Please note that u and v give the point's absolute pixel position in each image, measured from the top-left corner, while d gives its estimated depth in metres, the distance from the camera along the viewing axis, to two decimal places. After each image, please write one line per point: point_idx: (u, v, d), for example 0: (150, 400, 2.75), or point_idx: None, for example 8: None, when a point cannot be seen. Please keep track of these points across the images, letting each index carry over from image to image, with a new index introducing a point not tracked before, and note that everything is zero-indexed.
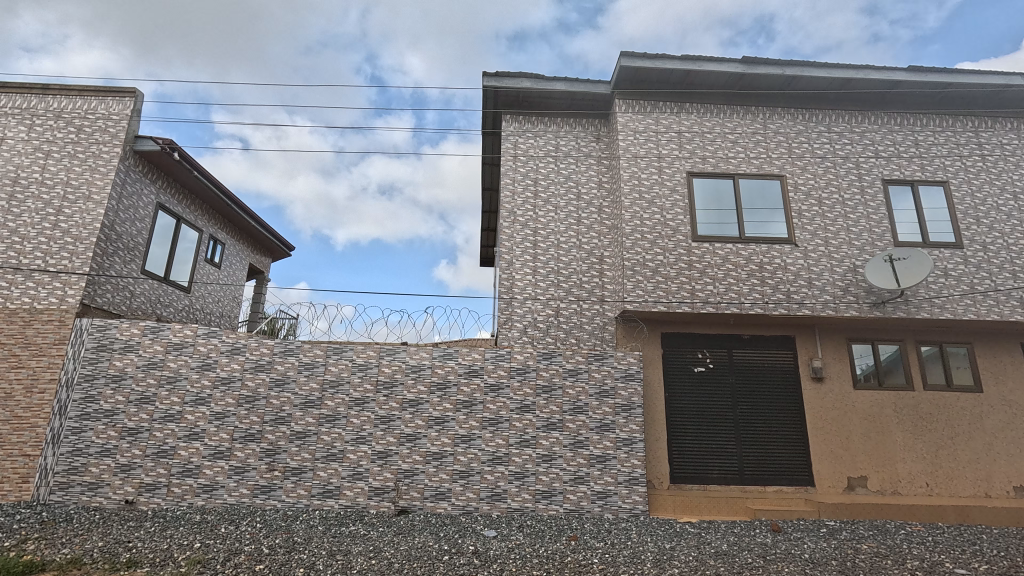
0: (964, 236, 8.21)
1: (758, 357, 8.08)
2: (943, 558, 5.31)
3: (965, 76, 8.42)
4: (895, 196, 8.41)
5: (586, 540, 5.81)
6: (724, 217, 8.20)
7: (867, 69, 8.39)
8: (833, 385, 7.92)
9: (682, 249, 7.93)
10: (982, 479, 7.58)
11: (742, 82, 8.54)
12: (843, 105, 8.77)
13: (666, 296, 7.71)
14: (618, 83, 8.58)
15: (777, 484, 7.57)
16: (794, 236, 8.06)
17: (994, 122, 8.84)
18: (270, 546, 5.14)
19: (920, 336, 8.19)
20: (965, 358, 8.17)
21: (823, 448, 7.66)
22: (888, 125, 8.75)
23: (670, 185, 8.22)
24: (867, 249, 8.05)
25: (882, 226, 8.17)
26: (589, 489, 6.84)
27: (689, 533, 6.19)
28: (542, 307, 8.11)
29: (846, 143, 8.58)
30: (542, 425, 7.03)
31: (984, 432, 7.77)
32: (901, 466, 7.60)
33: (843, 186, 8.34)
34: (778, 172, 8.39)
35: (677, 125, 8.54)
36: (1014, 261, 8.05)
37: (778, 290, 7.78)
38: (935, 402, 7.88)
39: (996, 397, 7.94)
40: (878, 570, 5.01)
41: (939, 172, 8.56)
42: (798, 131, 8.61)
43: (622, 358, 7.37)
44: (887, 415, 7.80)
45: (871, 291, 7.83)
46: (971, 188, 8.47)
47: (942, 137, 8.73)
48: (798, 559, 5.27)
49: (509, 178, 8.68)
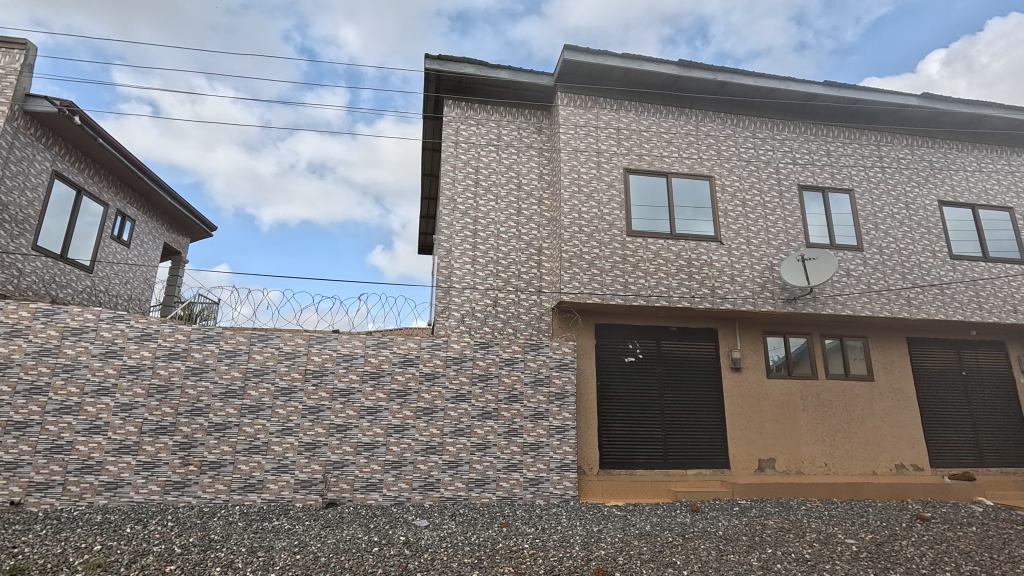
0: (865, 240, 9.04)
1: (683, 348, 8.53)
2: (836, 530, 5.90)
3: (872, 93, 9.22)
4: (809, 201, 9.12)
5: (518, 526, 5.93)
6: (656, 214, 8.53)
7: (789, 81, 9.00)
8: (750, 374, 8.52)
9: (617, 243, 8.16)
10: (871, 458, 8.47)
11: (679, 85, 8.89)
12: (768, 113, 9.34)
13: (601, 288, 7.91)
14: (561, 75, 8.65)
15: (697, 467, 8.07)
16: (720, 234, 8.52)
17: (894, 137, 9.78)
18: (184, 546, 4.81)
19: (825, 329, 8.98)
20: (860, 350, 9.05)
21: (739, 433, 8.24)
22: (806, 134, 9.43)
23: (607, 180, 8.42)
24: (783, 249, 8.66)
25: (796, 228, 8.83)
26: (522, 476, 6.96)
27: (615, 516, 6.47)
28: (480, 297, 8.08)
29: (768, 149, 9.16)
30: (477, 414, 7.04)
31: (874, 416, 8.68)
32: (805, 448, 8.31)
33: (765, 189, 8.92)
34: (708, 174, 8.82)
35: (617, 121, 8.74)
36: (905, 263, 8.99)
37: (703, 285, 8.19)
38: (835, 390, 8.68)
39: (884, 384, 8.88)
40: (781, 543, 5.47)
41: (846, 181, 9.35)
42: (727, 134, 9.08)
43: (557, 348, 7.51)
44: (794, 402, 8.49)
45: (784, 288, 8.44)
46: (872, 197, 9.34)
47: (850, 148, 9.54)
48: (712, 536, 5.65)
49: (450, 165, 8.54)
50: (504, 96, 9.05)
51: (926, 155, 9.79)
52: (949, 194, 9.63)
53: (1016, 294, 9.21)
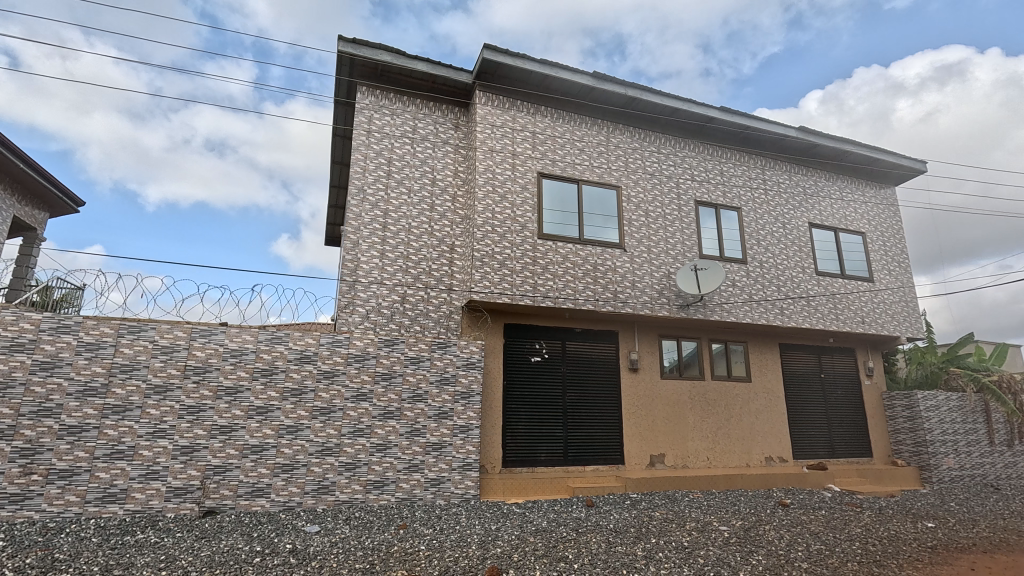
0: (748, 254, 9.97)
1: (586, 349, 8.87)
2: (712, 518, 6.44)
3: (760, 122, 10.20)
4: (703, 216, 9.88)
5: (415, 528, 5.81)
6: (567, 218, 8.78)
7: (691, 103, 9.70)
8: (645, 375, 9.06)
9: (528, 245, 8.30)
10: (745, 452, 9.36)
11: (592, 96, 9.23)
12: (672, 131, 9.99)
13: (510, 288, 7.98)
14: (480, 74, 8.63)
15: (594, 464, 8.42)
16: (624, 242, 8.96)
17: (776, 163, 10.88)
18: (17, 569, 4.14)
19: (712, 334, 9.78)
20: (741, 353, 9.97)
21: (634, 430, 8.73)
22: (703, 154, 10.21)
23: (521, 182, 8.54)
24: (679, 259, 9.31)
25: (692, 240, 9.53)
26: (423, 476, 6.83)
27: (514, 513, 6.56)
28: (387, 293, 7.83)
29: (670, 165, 9.80)
30: (378, 413, 6.81)
31: (750, 413, 9.60)
32: (691, 444, 8.99)
33: (666, 202, 9.53)
34: (616, 184, 9.24)
35: (533, 125, 8.89)
36: (780, 277, 10.04)
37: (607, 289, 8.57)
38: (719, 389, 9.49)
39: (759, 385, 9.86)
40: (663, 533, 5.86)
41: (735, 200, 10.25)
42: (634, 148, 9.59)
43: (464, 347, 7.47)
44: (683, 401, 9.15)
45: (679, 295, 9.07)
46: (756, 216, 10.32)
47: (740, 170, 10.48)
48: (603, 529, 5.92)
49: (361, 154, 8.19)
50: (421, 89, 8.85)
51: (801, 181, 11.01)
52: (818, 217, 10.90)
53: (864, 307, 10.65)
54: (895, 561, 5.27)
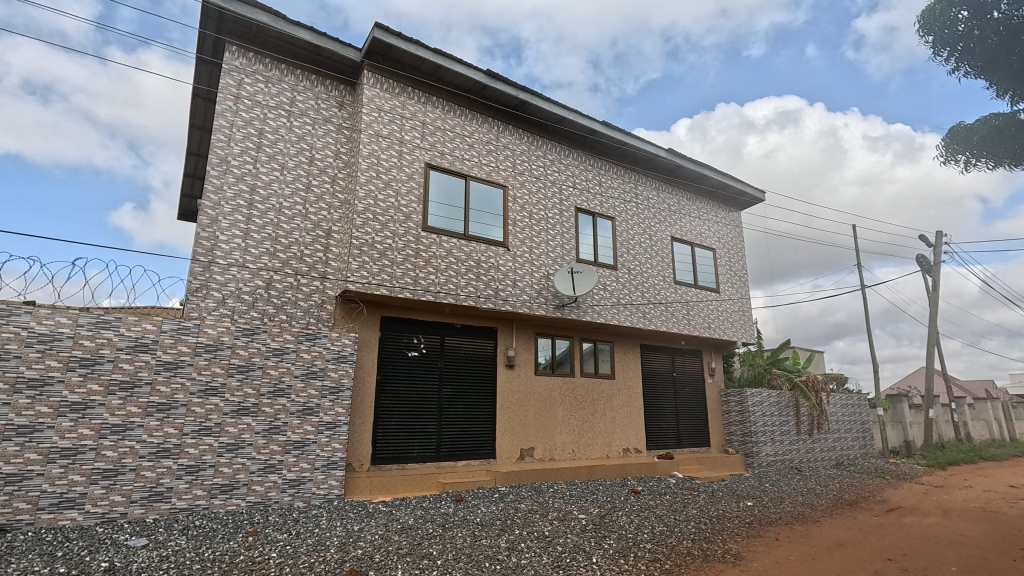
0: (619, 261, 10.76)
1: (465, 344, 8.89)
2: (572, 508, 6.83)
3: (636, 140, 11.06)
4: (582, 223, 10.44)
5: (268, 533, 5.33)
6: (452, 213, 8.70)
7: (577, 114, 10.19)
8: (520, 371, 9.33)
9: (411, 236, 8.07)
10: (606, 444, 10.09)
11: (485, 93, 9.27)
12: (558, 138, 10.40)
13: (390, 280, 7.70)
14: (369, 53, 8.20)
15: (466, 459, 8.47)
16: (507, 241, 9.13)
17: (647, 180, 11.88)
18: None
19: (584, 334, 10.38)
20: (608, 353, 10.73)
21: (506, 425, 8.95)
22: (585, 164, 10.80)
23: (408, 171, 8.28)
24: (558, 261, 9.73)
25: (570, 244, 10.02)
26: (280, 478, 6.31)
27: (380, 513, 6.33)
28: (250, 277, 7.10)
29: (555, 171, 10.21)
30: (230, 410, 6.14)
31: (612, 408, 10.36)
32: (558, 437, 9.46)
33: (549, 206, 9.90)
34: (502, 183, 9.37)
35: (423, 115, 8.67)
36: (645, 284, 10.98)
37: (488, 286, 8.66)
38: (586, 386, 10.10)
39: (622, 382, 10.70)
40: (527, 523, 6.07)
41: (611, 210, 10.99)
42: (522, 150, 9.82)
43: (336, 339, 7.05)
44: (554, 396, 9.59)
45: (556, 295, 9.48)
46: (627, 226, 11.17)
47: (616, 183, 11.26)
48: (470, 524, 5.96)
49: (226, 121, 7.33)
50: (303, 59, 8.19)
51: (667, 198, 12.15)
52: (679, 232, 12.11)
53: (711, 315, 12.08)
54: (720, 537, 6.03)
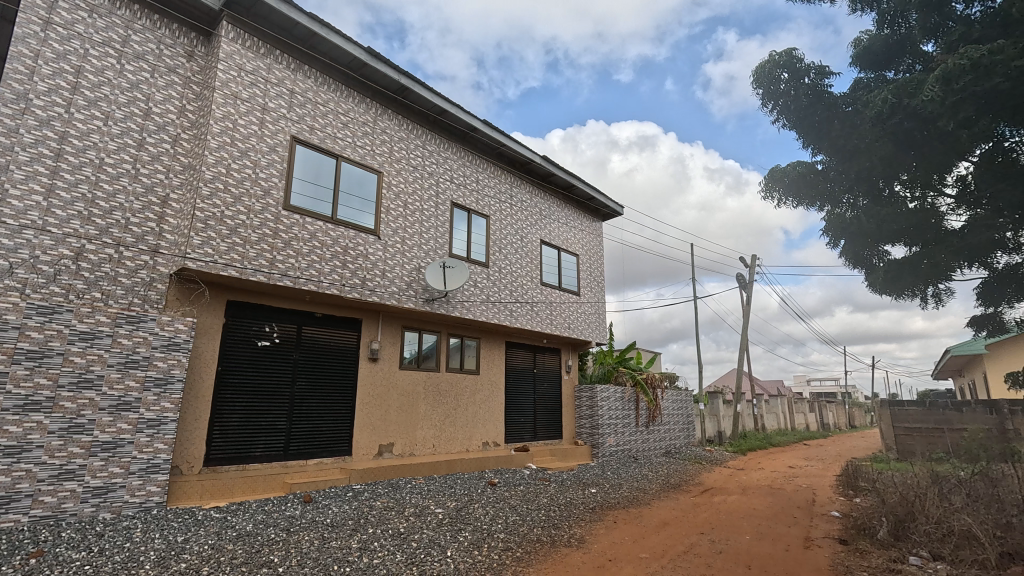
0: (491, 259, 10.97)
1: (324, 335, 8.33)
2: (430, 502, 6.79)
3: (513, 143, 11.38)
4: (457, 218, 10.44)
5: (58, 553, 4.41)
6: (319, 193, 8.07)
7: (458, 108, 10.16)
8: (384, 365, 9.01)
9: (270, 214, 7.32)
10: (466, 438, 10.22)
11: (363, 72, 8.78)
12: (438, 130, 10.25)
13: (240, 261, 6.89)
14: (230, 3, 7.26)
15: (318, 457, 7.95)
16: (379, 229, 8.75)
17: (522, 183, 12.29)
18: None
19: (451, 329, 10.39)
20: (474, 348, 10.88)
21: (365, 420, 8.59)
22: (464, 159, 10.80)
23: (270, 142, 7.49)
24: (430, 254, 9.60)
25: (444, 238, 9.96)
26: (80, 486, 5.27)
27: (212, 520, 5.62)
28: (51, 244, 5.82)
29: (433, 162, 10.05)
30: (12, 405, 4.97)
31: (474, 403, 10.53)
32: (419, 432, 9.33)
33: (424, 198, 9.71)
34: (377, 168, 8.95)
35: (291, 83, 7.91)
36: (513, 283, 11.35)
37: (355, 275, 8.21)
38: (451, 381, 10.13)
39: (485, 377, 10.92)
40: (382, 521, 5.89)
41: (486, 208, 11.16)
42: (401, 137, 9.49)
43: (167, 324, 6.11)
44: (417, 391, 9.44)
45: (426, 289, 9.33)
46: (500, 226, 11.44)
47: (493, 182, 11.46)
48: (319, 526, 5.59)
49: (27, 49, 5.92)
50: None
51: (539, 203, 12.70)
52: (548, 236, 12.73)
53: (571, 316, 12.92)
54: (567, 522, 6.47)
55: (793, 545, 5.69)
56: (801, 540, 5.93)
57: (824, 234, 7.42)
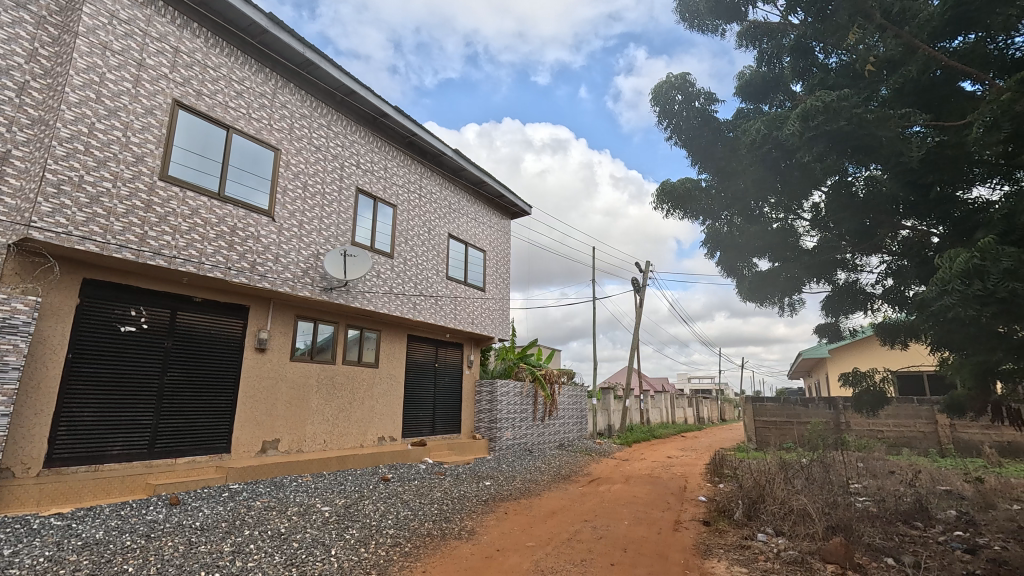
0: (396, 250, 10.70)
1: (204, 322, 7.61)
2: (316, 501, 6.49)
3: (425, 133, 11.19)
4: (362, 205, 10.04)
5: None
6: (204, 166, 7.34)
7: (368, 91, 9.78)
8: (272, 356, 8.44)
9: (143, 185, 6.51)
10: (361, 433, 9.90)
11: (263, 39, 8.13)
12: (345, 111, 9.77)
13: (102, 234, 6.06)
14: None
15: (190, 454, 7.27)
16: (273, 210, 8.15)
17: (433, 174, 12.12)
18: None
19: (350, 320, 9.98)
20: (373, 341, 10.55)
21: (248, 415, 7.98)
22: (373, 145, 10.41)
23: (146, 104, 6.66)
24: (330, 241, 9.14)
25: (346, 225, 9.53)
26: None
27: (51, 529, 4.90)
28: None
29: (338, 145, 9.56)
30: None
31: (371, 397, 10.22)
32: (309, 428, 8.86)
33: (326, 181, 9.22)
34: (274, 145, 8.33)
35: (176, 40, 7.10)
36: (418, 276, 11.16)
37: (243, 258, 7.59)
38: (347, 374, 9.74)
39: (384, 371, 10.65)
40: (261, 522, 5.51)
41: (393, 197, 10.85)
42: (303, 114, 8.91)
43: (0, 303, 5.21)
44: (309, 384, 8.96)
45: (324, 277, 8.87)
46: (407, 217, 11.18)
47: (402, 171, 11.17)
48: (186, 530, 5.10)
49: None
50: None
51: (449, 196, 12.61)
52: (456, 230, 12.67)
53: (475, 311, 13.00)
54: (459, 515, 6.52)
55: (664, 528, 6.23)
56: (671, 523, 6.50)
57: (722, 254, 7.74)
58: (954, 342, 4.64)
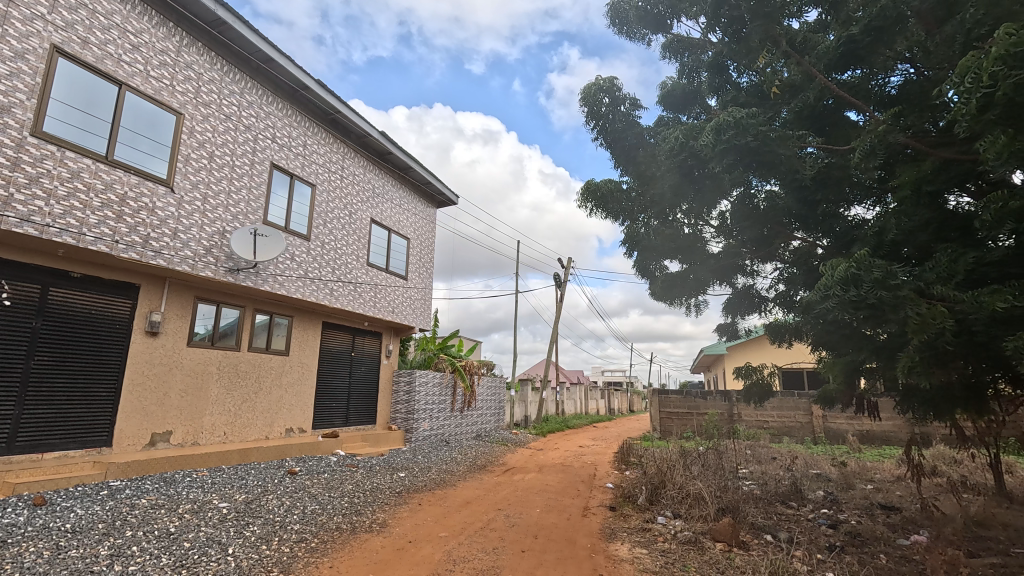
0: (313, 232, 10.14)
1: (83, 301, 6.78)
2: (213, 497, 6.02)
3: (349, 111, 10.69)
4: (276, 182, 9.39)
5: None
6: (89, 124, 6.48)
7: (288, 61, 9.15)
8: (166, 340, 7.69)
9: (9, 140, 5.63)
10: (266, 425, 9.32)
11: None
12: (261, 79, 9.08)
13: None
14: None
15: (61, 449, 6.47)
16: (172, 180, 7.39)
17: (357, 155, 11.60)
18: None
19: (258, 305, 9.34)
20: (284, 327, 9.96)
21: (134, 405, 7.22)
22: (291, 119, 9.76)
23: (17, 47, 5.75)
24: (239, 218, 8.48)
25: (258, 202, 8.88)
26: None
27: None
28: None
29: (251, 115, 8.85)
30: None
31: (279, 386, 9.66)
32: (207, 419, 8.20)
33: (237, 153, 8.51)
34: (177, 109, 7.54)
35: None
36: (336, 261, 10.66)
37: (134, 231, 6.82)
38: (252, 361, 9.11)
39: (295, 359, 10.10)
40: (147, 522, 5.02)
41: (312, 177, 10.26)
42: (213, 77, 8.15)
43: None
44: (209, 372, 8.28)
45: (230, 257, 8.22)
46: (327, 198, 10.62)
47: (323, 150, 10.59)
48: (53, 533, 4.52)
49: None
50: None
51: (373, 179, 12.15)
52: (378, 216, 12.24)
53: (396, 300, 12.68)
54: (371, 508, 6.35)
55: (574, 514, 6.49)
56: (581, 509, 6.78)
57: (639, 253, 8.11)
58: (830, 342, 5.21)
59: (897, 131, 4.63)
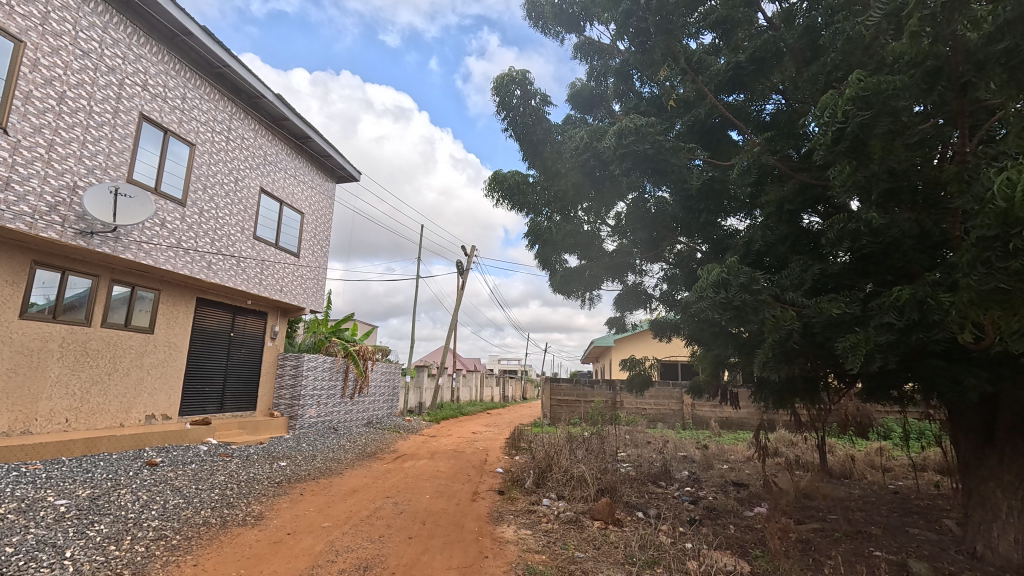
0: (189, 197, 9.07)
1: None
2: (47, 493, 5.20)
3: (240, 67, 9.67)
4: (145, 136, 8.24)
5: None
6: None
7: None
8: None
9: None
10: (122, 411, 8.24)
11: None
12: (131, 15, 7.87)
13: None
14: None
15: None
16: (5, 120, 6.18)
17: (247, 117, 10.55)
18: None
19: (117, 275, 8.17)
20: (149, 302, 8.84)
21: None
22: (168, 66, 8.60)
23: None
24: (95, 173, 7.31)
25: (122, 156, 7.74)
26: None
27: None
28: None
29: (116, 54, 7.64)
30: None
31: (140, 367, 8.58)
32: (43, 404, 7.05)
33: (96, 96, 7.31)
34: (16, 35, 6.29)
35: None
36: (216, 231, 9.65)
37: None
38: (107, 339, 7.99)
39: (161, 338, 9.02)
40: None
41: (191, 134, 9.14)
42: (67, 4, 6.90)
43: None
44: (48, 349, 7.12)
45: (83, 218, 7.09)
46: (208, 160, 9.54)
47: (206, 106, 9.46)
48: None
49: None
50: None
51: (265, 145, 11.13)
52: (269, 185, 11.25)
53: (285, 278, 11.81)
54: (244, 500, 5.88)
55: (463, 499, 6.58)
56: (471, 494, 6.90)
57: (540, 245, 8.31)
58: (702, 339, 5.76)
59: (768, 154, 5.21)
